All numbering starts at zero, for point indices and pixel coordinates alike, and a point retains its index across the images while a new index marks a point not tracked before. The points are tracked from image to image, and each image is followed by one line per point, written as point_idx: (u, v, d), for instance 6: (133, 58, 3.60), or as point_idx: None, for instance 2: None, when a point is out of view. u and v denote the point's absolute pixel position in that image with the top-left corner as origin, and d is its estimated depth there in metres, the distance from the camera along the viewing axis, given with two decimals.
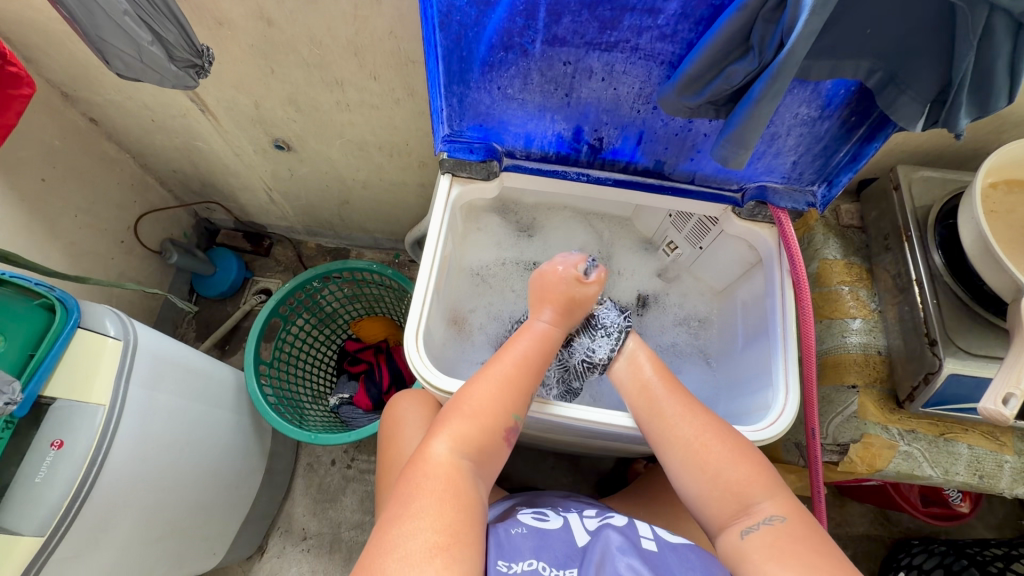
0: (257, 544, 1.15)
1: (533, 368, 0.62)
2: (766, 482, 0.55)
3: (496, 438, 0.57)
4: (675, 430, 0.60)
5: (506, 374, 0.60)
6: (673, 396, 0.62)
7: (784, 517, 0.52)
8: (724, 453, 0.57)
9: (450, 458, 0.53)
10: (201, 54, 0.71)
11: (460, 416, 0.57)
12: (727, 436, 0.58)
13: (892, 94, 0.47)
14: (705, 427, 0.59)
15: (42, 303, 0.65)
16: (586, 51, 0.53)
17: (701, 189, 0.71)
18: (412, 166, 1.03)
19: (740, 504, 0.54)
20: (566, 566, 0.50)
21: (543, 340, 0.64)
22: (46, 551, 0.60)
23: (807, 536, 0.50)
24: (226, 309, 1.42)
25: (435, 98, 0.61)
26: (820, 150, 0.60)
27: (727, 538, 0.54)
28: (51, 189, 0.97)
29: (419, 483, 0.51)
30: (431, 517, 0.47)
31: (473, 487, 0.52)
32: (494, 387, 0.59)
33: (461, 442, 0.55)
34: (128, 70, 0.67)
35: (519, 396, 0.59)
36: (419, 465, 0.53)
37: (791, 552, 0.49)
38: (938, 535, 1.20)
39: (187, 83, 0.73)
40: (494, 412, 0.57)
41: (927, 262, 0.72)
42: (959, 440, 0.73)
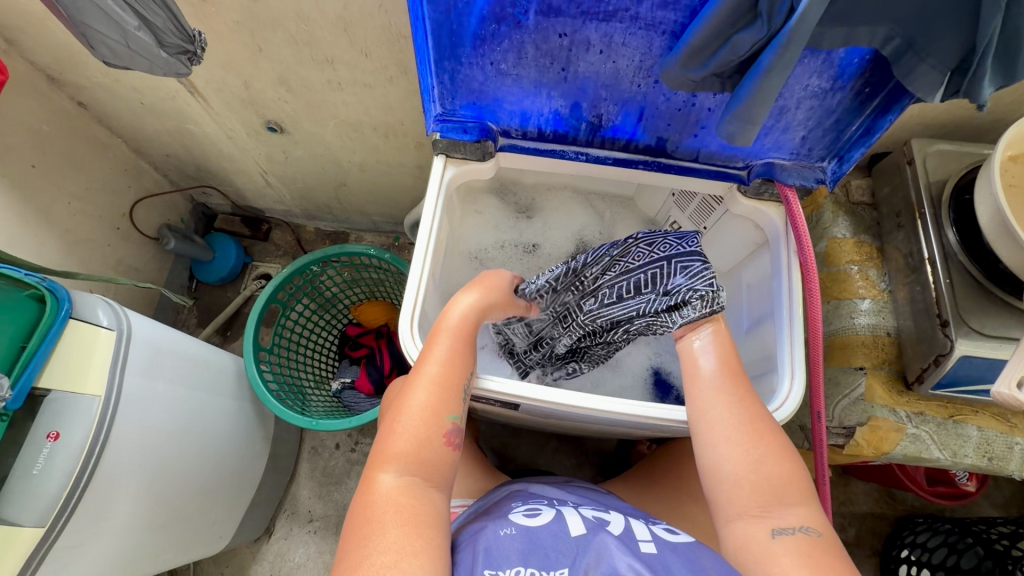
0: (265, 526, 1.16)
1: (463, 357, 0.58)
2: (802, 490, 0.52)
3: (438, 445, 0.52)
4: (726, 414, 0.55)
5: (436, 374, 0.56)
6: (729, 380, 0.58)
7: (818, 530, 0.49)
8: (769, 451, 0.53)
9: (399, 483, 0.49)
10: (192, 40, 0.67)
11: (395, 431, 0.52)
12: (774, 434, 0.54)
13: (910, 63, 0.44)
14: (751, 417, 0.55)
15: (32, 294, 0.63)
16: (583, 22, 0.50)
17: (705, 166, 0.68)
18: (408, 146, 1.01)
19: (769, 500, 0.51)
20: (557, 567, 0.48)
21: (465, 324, 0.60)
22: (48, 541, 0.61)
23: (836, 557, 0.47)
24: (227, 295, 1.41)
25: (426, 74, 0.58)
26: (831, 124, 0.57)
27: (741, 528, 0.51)
28: (43, 176, 0.95)
29: (372, 518, 0.47)
30: (386, 552, 0.44)
31: (424, 509, 0.48)
32: (428, 390, 0.55)
33: (403, 460, 0.51)
34: (118, 59, 0.65)
35: (450, 393, 0.55)
36: (367, 497, 0.49)
37: (826, 565, 0.46)
38: (944, 513, 1.20)
39: (178, 70, 0.70)
40: (431, 419, 0.53)
41: (941, 239, 0.70)
42: (968, 423, 0.72)
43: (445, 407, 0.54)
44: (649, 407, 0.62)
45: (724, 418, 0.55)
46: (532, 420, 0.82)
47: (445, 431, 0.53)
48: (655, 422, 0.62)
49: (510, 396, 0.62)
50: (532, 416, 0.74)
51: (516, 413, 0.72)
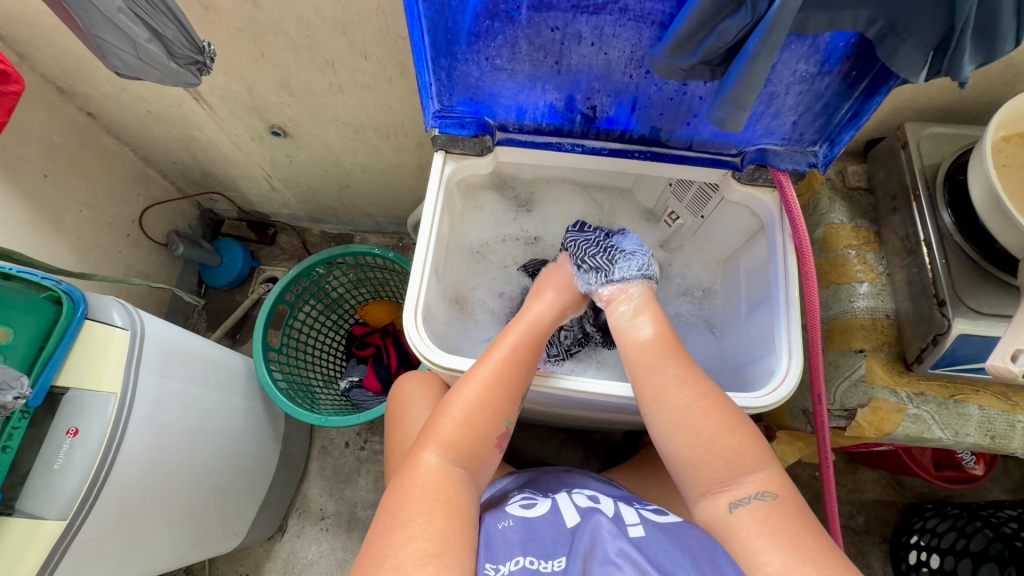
0: (278, 524, 1.18)
1: (532, 361, 0.63)
2: (760, 454, 0.55)
3: (487, 444, 0.58)
4: (668, 396, 0.58)
5: (496, 370, 0.60)
6: (669, 355, 0.61)
7: (776, 493, 0.52)
8: (722, 421, 0.56)
9: (441, 465, 0.54)
10: (201, 50, 0.70)
11: (445, 420, 0.57)
12: (719, 403, 0.57)
13: (893, 45, 0.45)
14: (697, 396, 0.57)
15: (49, 296, 0.65)
16: (574, 15, 0.51)
17: (699, 154, 0.69)
18: (409, 146, 1.02)
19: (731, 472, 0.54)
20: (554, 556, 0.51)
21: (540, 327, 0.66)
22: (70, 533, 0.62)
23: (795, 512, 0.51)
24: (235, 299, 1.43)
25: (423, 72, 0.60)
26: (821, 108, 0.58)
27: (707, 505, 0.55)
28: (54, 185, 0.98)
29: (414, 494, 0.51)
30: (426, 531, 0.47)
31: (463, 496, 0.52)
32: (483, 385, 0.59)
33: (447, 448, 0.55)
34: (129, 71, 0.66)
35: (512, 397, 0.60)
36: (409, 475, 0.53)
37: (782, 527, 0.49)
38: (953, 498, 1.20)
39: (188, 81, 0.72)
40: (489, 418, 0.58)
41: (936, 221, 0.70)
42: (969, 402, 0.72)
43: (505, 410, 0.59)
44: None
45: (674, 401, 0.58)
46: (537, 410, 0.83)
47: (496, 433, 0.59)
48: None
49: None
50: (536, 405, 0.76)
51: (520, 401, 0.74)
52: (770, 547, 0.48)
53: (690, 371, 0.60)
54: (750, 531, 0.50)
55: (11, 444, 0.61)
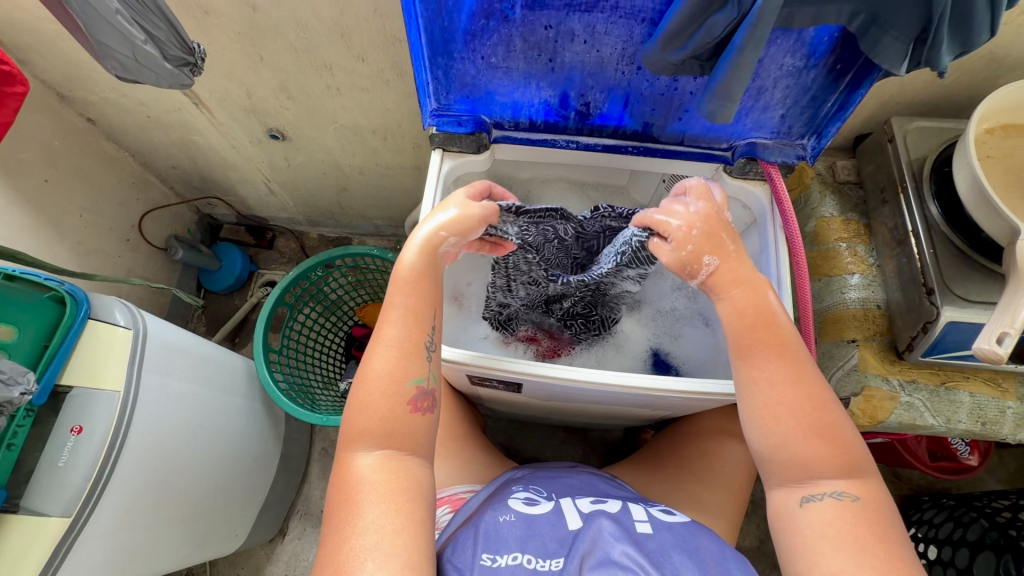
0: (279, 526, 1.18)
1: (422, 314, 0.57)
2: (841, 455, 0.53)
3: (407, 415, 0.53)
4: (766, 395, 0.55)
5: (394, 339, 0.55)
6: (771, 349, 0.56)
7: (856, 494, 0.51)
8: (793, 427, 0.54)
9: (366, 458, 0.52)
10: (192, 51, 0.70)
11: (358, 410, 0.53)
12: (800, 404, 0.54)
13: (875, 37, 0.47)
14: (787, 398, 0.54)
15: (52, 296, 0.66)
16: (567, 13, 0.53)
17: (690, 149, 0.70)
18: (406, 148, 1.04)
19: (803, 473, 0.53)
20: (554, 557, 0.51)
21: (417, 277, 0.58)
22: (75, 530, 0.63)
23: (875, 521, 0.50)
24: (234, 302, 1.44)
25: (421, 70, 0.61)
26: (808, 101, 0.60)
27: (781, 494, 0.54)
28: (55, 190, 0.99)
29: (348, 501, 0.50)
30: (367, 533, 0.47)
31: (401, 477, 0.51)
32: (388, 357, 0.54)
33: (370, 436, 0.52)
34: (127, 72, 0.67)
35: (414, 356, 0.55)
36: (342, 481, 0.51)
37: (847, 534, 0.49)
38: (949, 490, 1.21)
39: (183, 81, 0.72)
40: (392, 390, 0.53)
41: (924, 213, 0.72)
42: (960, 389, 0.74)
43: (408, 372, 0.54)
44: (644, 379, 0.64)
45: (766, 394, 0.55)
46: (536, 405, 0.84)
47: (409, 399, 0.54)
48: (651, 393, 0.64)
49: (512, 373, 0.63)
50: (535, 399, 0.77)
51: (519, 395, 0.75)
52: (834, 550, 0.49)
53: (788, 362, 0.56)
54: (819, 528, 0.50)
55: (16, 442, 0.62)
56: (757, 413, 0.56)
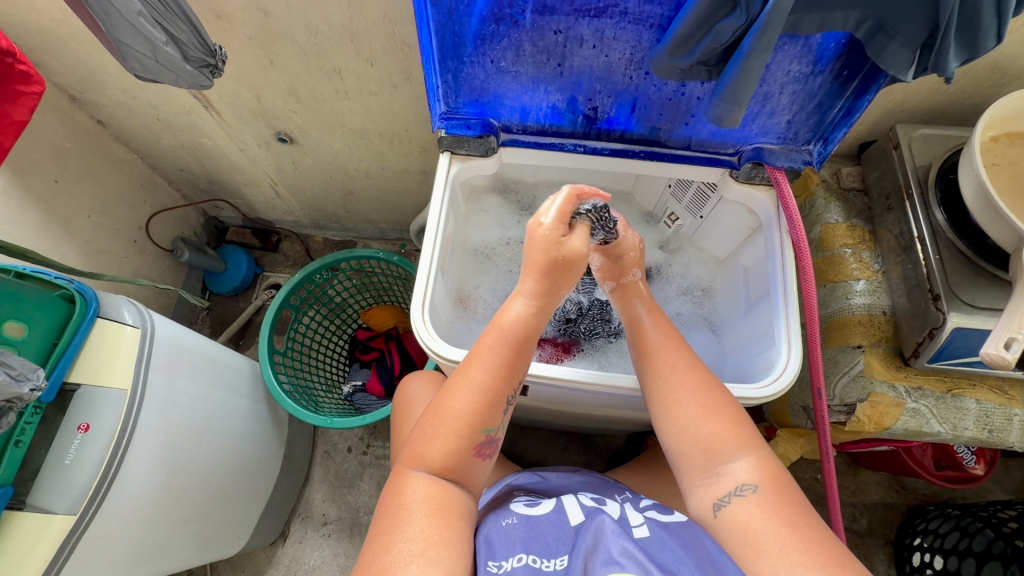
0: (279, 530, 1.18)
1: (515, 369, 0.56)
2: (741, 440, 0.55)
3: (470, 457, 0.53)
4: (669, 381, 0.59)
5: (480, 382, 0.54)
6: (668, 345, 0.61)
7: (757, 485, 0.52)
8: (696, 410, 0.56)
9: (426, 483, 0.51)
10: (213, 53, 0.72)
11: (425, 436, 0.53)
12: (704, 392, 0.57)
13: (881, 43, 0.47)
14: (684, 382, 0.58)
15: (62, 294, 0.67)
16: (576, 19, 0.54)
17: (697, 153, 0.71)
18: (413, 152, 1.05)
19: (712, 463, 0.54)
20: (557, 556, 0.52)
21: (519, 329, 0.56)
22: (80, 528, 0.63)
23: (784, 507, 0.50)
24: (238, 305, 1.44)
25: (430, 74, 0.62)
26: (814, 107, 0.60)
27: (700, 500, 0.55)
28: (64, 190, 0.99)
29: (398, 514, 0.49)
30: (413, 541, 0.47)
31: (452, 505, 0.51)
32: (471, 399, 0.53)
33: (432, 463, 0.52)
34: (146, 74, 0.67)
35: (494, 407, 0.54)
36: (395, 494, 0.51)
37: (770, 526, 0.49)
38: (955, 500, 1.20)
39: (201, 83, 0.74)
40: (464, 432, 0.53)
41: (929, 219, 0.72)
42: (966, 396, 0.73)
43: (483, 421, 0.53)
44: None
45: (670, 382, 0.59)
46: (540, 409, 0.84)
47: (477, 444, 0.54)
48: None
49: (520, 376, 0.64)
50: (540, 402, 0.77)
51: (524, 398, 0.75)
52: (756, 555, 0.48)
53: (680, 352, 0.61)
54: (738, 532, 0.51)
55: (24, 438, 0.62)
56: (662, 401, 0.59)
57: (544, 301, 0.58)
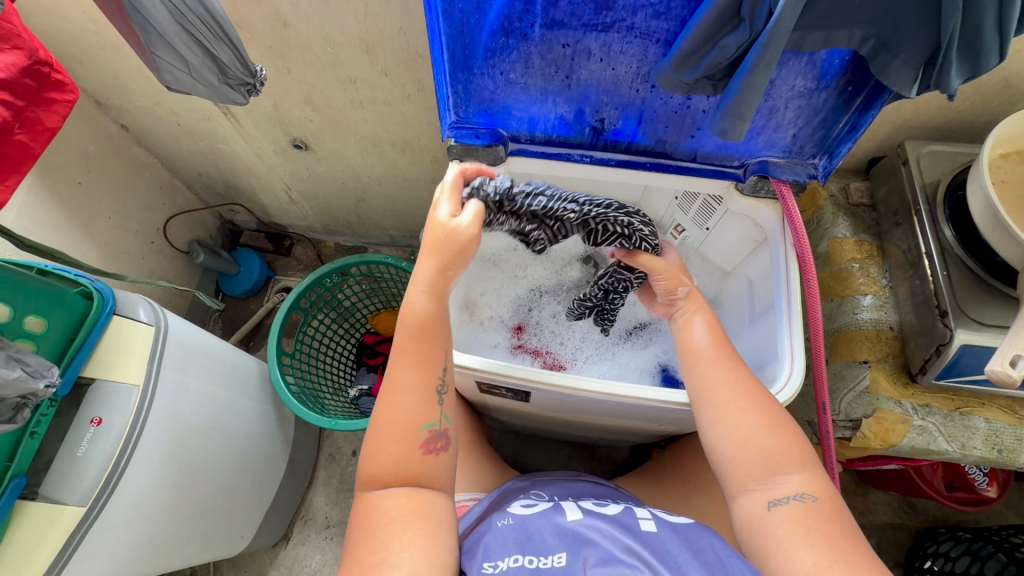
0: (282, 531, 1.18)
1: (430, 357, 0.56)
2: (800, 457, 0.54)
3: (420, 458, 0.52)
4: (723, 390, 0.58)
5: (408, 381, 0.54)
6: (724, 357, 0.62)
7: (815, 496, 0.51)
8: (762, 420, 0.55)
9: (385, 495, 0.50)
10: (254, 74, 0.72)
11: (374, 450, 0.53)
12: (763, 405, 0.57)
13: (885, 60, 0.48)
14: (743, 393, 0.58)
15: (81, 291, 0.68)
16: (584, 33, 0.55)
17: (703, 166, 0.72)
18: (424, 161, 1.07)
19: (768, 470, 0.53)
20: (555, 552, 0.48)
21: (422, 320, 0.57)
22: (89, 519, 0.64)
23: (836, 519, 0.50)
24: (250, 307, 1.47)
25: (441, 85, 0.63)
26: (819, 121, 0.61)
27: (744, 501, 0.54)
28: (87, 192, 1.02)
29: (361, 531, 0.49)
30: (379, 550, 0.46)
31: (416, 504, 0.50)
32: (402, 399, 0.53)
33: (386, 476, 0.51)
34: (180, 85, 0.70)
35: (427, 398, 0.54)
36: (360, 514, 0.51)
37: (819, 531, 0.48)
38: (968, 523, 1.17)
39: (236, 100, 0.75)
40: (405, 434, 0.52)
41: (938, 235, 0.72)
42: (975, 415, 0.72)
43: (420, 416, 0.53)
44: (654, 391, 0.64)
45: (732, 390, 0.58)
46: (543, 417, 0.84)
47: (424, 440, 0.53)
48: (660, 406, 0.64)
49: (523, 381, 0.64)
50: (543, 410, 0.77)
51: (528, 405, 0.75)
52: (805, 548, 0.47)
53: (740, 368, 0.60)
54: (790, 533, 0.49)
55: (39, 430, 0.64)
56: (724, 408, 0.58)
57: (436, 283, 0.58)
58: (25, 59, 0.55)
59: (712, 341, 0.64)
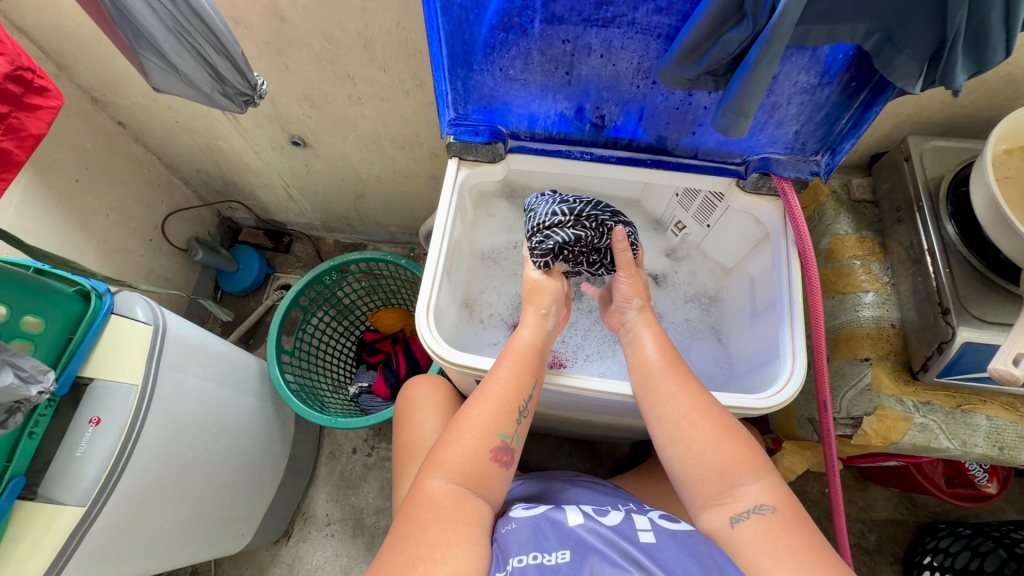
0: (283, 529, 1.18)
1: (523, 381, 0.60)
2: (755, 466, 0.54)
3: (488, 463, 0.55)
4: (666, 410, 0.58)
5: (496, 393, 0.58)
6: (669, 374, 0.61)
7: (775, 507, 0.51)
8: (712, 433, 0.56)
9: (444, 489, 0.52)
10: (253, 86, 0.72)
11: (448, 441, 0.55)
12: (716, 418, 0.57)
13: (889, 55, 0.47)
14: (695, 406, 0.58)
15: (78, 291, 0.68)
16: (584, 28, 0.55)
17: (704, 163, 0.71)
18: (424, 157, 1.06)
19: (726, 485, 0.53)
20: (561, 550, 0.48)
21: (527, 349, 0.62)
22: (89, 519, 0.64)
23: (796, 529, 0.49)
24: (250, 305, 1.46)
25: (440, 81, 0.63)
26: (822, 118, 0.60)
27: (713, 518, 0.53)
28: (85, 189, 1.02)
29: (413, 515, 0.50)
30: (425, 546, 0.46)
31: (468, 511, 0.51)
32: (486, 407, 0.57)
33: (454, 468, 0.53)
34: (163, 85, 0.69)
35: (509, 414, 0.57)
36: (415, 497, 0.51)
37: (782, 542, 0.48)
38: (968, 519, 1.18)
39: (228, 106, 0.74)
40: (483, 437, 0.56)
41: (940, 232, 0.71)
42: (977, 412, 0.72)
43: (499, 427, 0.56)
44: None
45: (672, 412, 0.58)
46: (543, 414, 0.83)
47: (497, 450, 0.56)
48: None
49: None
50: (544, 408, 0.77)
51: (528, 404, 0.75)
52: (774, 564, 0.47)
53: (684, 383, 0.60)
54: (758, 545, 0.49)
55: (37, 430, 0.64)
56: (675, 426, 0.57)
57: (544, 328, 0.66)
58: (9, 66, 0.54)
59: (661, 357, 0.63)
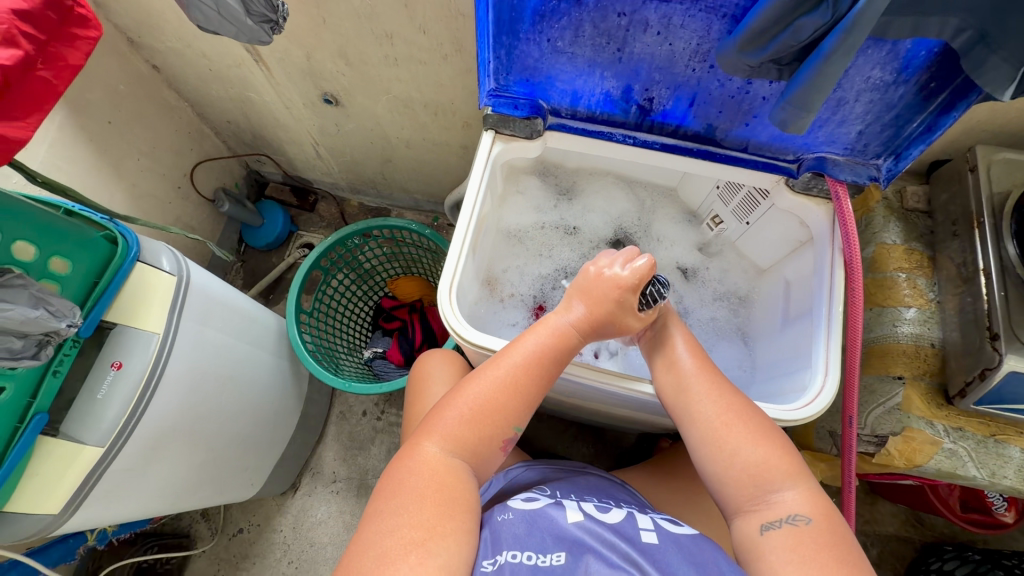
0: (291, 481, 1.22)
1: (546, 375, 0.57)
2: (791, 469, 0.53)
3: (493, 446, 0.55)
4: (696, 410, 0.57)
5: (514, 378, 0.55)
6: (703, 376, 0.59)
7: (810, 517, 0.50)
8: (747, 434, 0.54)
9: (441, 459, 0.52)
10: (276, 8, 0.70)
11: (457, 415, 0.54)
12: (750, 418, 0.56)
13: (979, 56, 0.43)
14: (729, 406, 0.57)
15: (106, 235, 0.68)
16: (643, 2, 0.51)
17: (753, 157, 0.67)
18: (456, 126, 1.03)
19: (759, 491, 0.53)
20: (554, 551, 0.47)
21: (560, 343, 0.58)
22: (107, 459, 0.66)
23: (832, 542, 0.48)
24: (271, 260, 1.47)
25: (483, 49, 0.59)
26: (891, 119, 0.56)
27: (743, 525, 0.53)
28: (116, 132, 1.02)
29: (409, 483, 0.50)
30: (415, 527, 0.46)
31: (462, 493, 0.51)
32: (501, 391, 0.55)
33: (455, 442, 0.53)
34: (208, 23, 0.68)
35: (523, 405, 0.56)
36: (410, 462, 0.52)
37: (812, 554, 0.47)
38: (975, 543, 1.15)
39: (260, 39, 0.72)
40: (492, 419, 0.55)
41: (1000, 252, 0.66)
42: (1010, 443, 0.69)
43: (511, 414, 0.55)
44: None
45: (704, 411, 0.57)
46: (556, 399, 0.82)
47: (503, 436, 0.55)
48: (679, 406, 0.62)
49: None
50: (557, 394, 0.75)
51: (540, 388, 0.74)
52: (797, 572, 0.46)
53: (714, 383, 0.58)
54: (785, 554, 0.48)
55: (61, 369, 0.64)
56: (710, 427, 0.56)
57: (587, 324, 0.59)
58: None
59: (696, 362, 0.60)
